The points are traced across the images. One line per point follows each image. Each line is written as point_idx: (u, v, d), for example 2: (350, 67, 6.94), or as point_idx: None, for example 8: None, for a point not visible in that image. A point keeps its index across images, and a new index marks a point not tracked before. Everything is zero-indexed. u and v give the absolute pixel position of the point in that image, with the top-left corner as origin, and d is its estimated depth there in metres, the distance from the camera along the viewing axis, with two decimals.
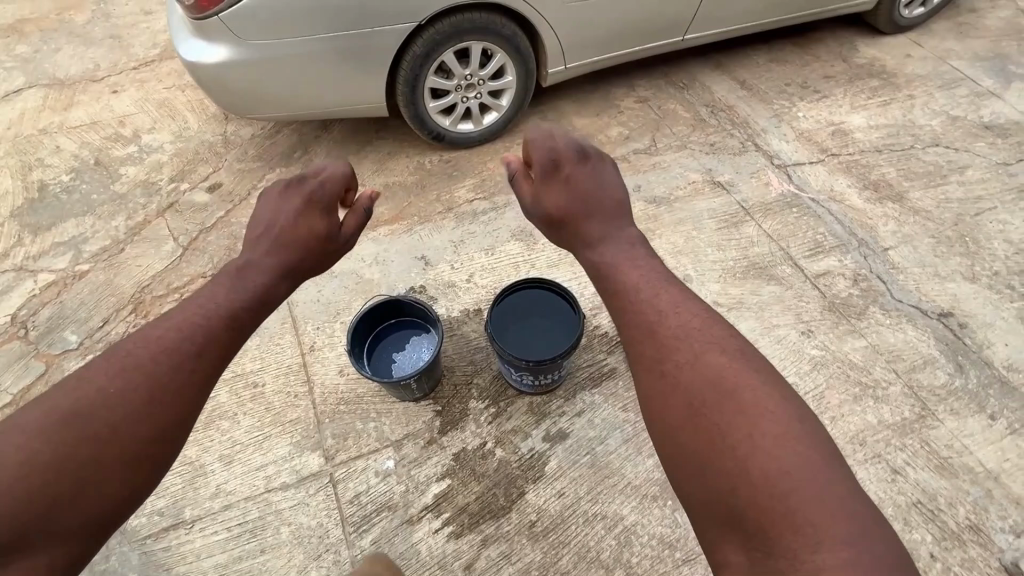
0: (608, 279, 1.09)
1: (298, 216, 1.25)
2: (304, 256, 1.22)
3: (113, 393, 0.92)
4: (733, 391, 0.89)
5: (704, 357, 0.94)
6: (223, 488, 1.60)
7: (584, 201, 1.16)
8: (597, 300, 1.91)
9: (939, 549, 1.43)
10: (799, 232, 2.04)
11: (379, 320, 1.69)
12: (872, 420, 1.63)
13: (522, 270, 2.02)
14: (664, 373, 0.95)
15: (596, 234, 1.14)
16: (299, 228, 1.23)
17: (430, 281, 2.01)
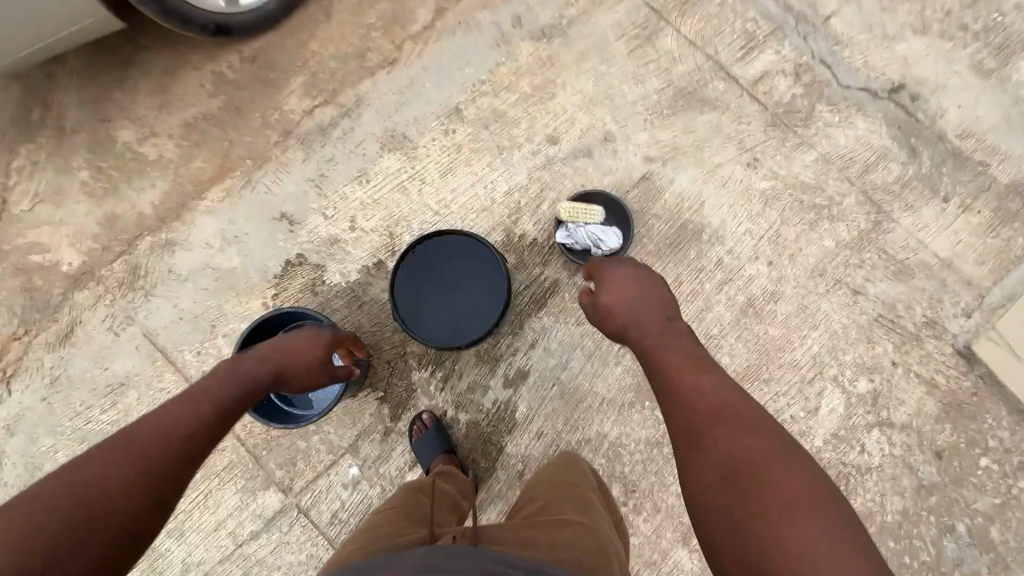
0: (652, 357, 1.07)
1: (316, 334, 1.27)
2: (295, 366, 1.21)
3: (115, 455, 0.83)
4: (765, 463, 0.83)
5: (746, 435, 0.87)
6: (191, 561, 1.44)
7: (631, 292, 1.19)
8: (513, 204, 1.57)
9: (899, 354, 1.46)
10: (726, 27, 1.61)
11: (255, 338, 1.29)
12: (830, 244, 1.51)
13: (412, 191, 1.59)
14: (700, 435, 0.90)
15: (637, 316, 1.15)
16: (303, 345, 1.23)
17: (307, 245, 1.58)
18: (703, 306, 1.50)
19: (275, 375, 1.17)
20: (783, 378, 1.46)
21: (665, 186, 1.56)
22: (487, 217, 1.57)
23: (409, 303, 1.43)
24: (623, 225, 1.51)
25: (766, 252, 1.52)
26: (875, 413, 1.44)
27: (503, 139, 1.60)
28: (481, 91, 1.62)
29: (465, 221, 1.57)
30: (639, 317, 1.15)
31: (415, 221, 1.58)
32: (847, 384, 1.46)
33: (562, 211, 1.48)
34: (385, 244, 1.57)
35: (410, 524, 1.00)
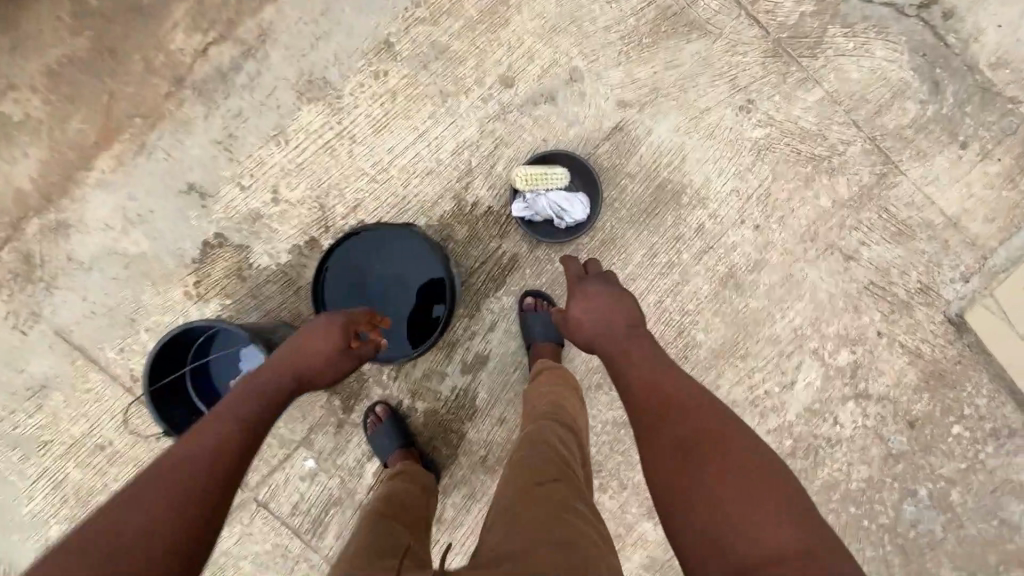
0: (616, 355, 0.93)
1: (327, 324, 1.03)
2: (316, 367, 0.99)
3: (137, 497, 0.70)
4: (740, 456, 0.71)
5: (725, 431, 0.75)
6: None
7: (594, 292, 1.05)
8: (463, 165, 1.33)
9: (886, 324, 1.36)
10: None
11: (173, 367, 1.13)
12: (825, 204, 1.33)
13: (342, 152, 1.33)
14: (666, 434, 0.77)
15: (601, 319, 0.98)
16: (316, 340, 1.01)
17: (225, 222, 1.35)
18: (679, 278, 1.35)
19: (295, 382, 0.97)
20: (760, 353, 1.36)
21: (642, 137, 1.32)
22: (434, 181, 1.34)
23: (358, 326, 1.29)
24: (590, 190, 1.30)
25: (753, 214, 1.33)
26: (852, 384, 1.37)
27: (447, 82, 1.32)
28: (418, 20, 1.31)
29: (407, 187, 1.34)
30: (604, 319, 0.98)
31: (348, 189, 1.34)
32: (827, 356, 1.37)
33: (517, 178, 1.26)
34: (316, 218, 1.35)
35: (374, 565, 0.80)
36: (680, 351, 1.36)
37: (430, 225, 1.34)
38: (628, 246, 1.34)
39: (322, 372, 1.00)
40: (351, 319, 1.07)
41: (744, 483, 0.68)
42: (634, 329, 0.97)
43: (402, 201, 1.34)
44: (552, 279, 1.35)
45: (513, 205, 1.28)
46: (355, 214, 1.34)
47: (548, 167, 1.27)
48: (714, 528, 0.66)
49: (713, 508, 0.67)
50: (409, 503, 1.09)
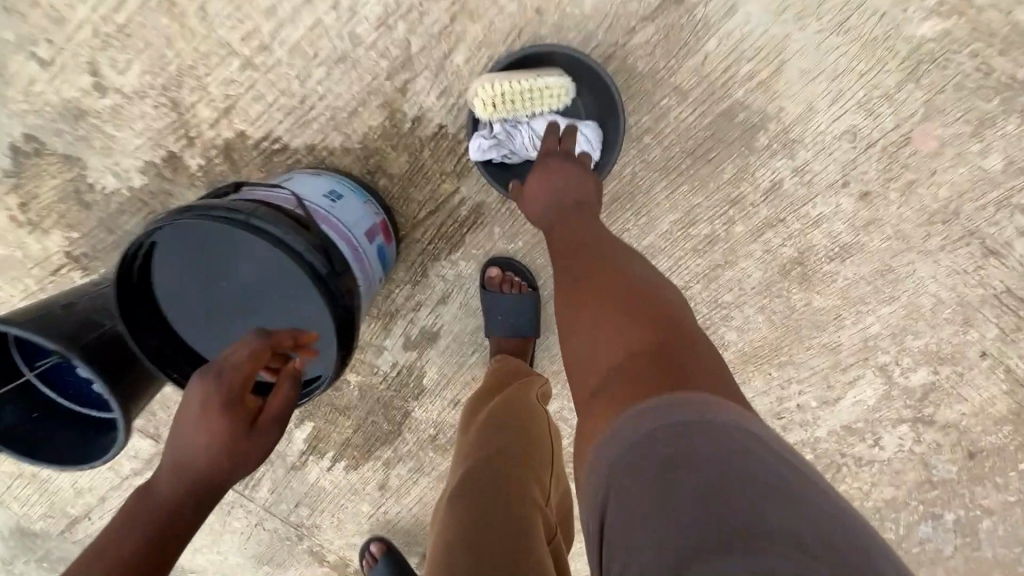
0: (556, 227, 0.69)
1: (199, 387, 0.56)
2: (207, 464, 0.55)
3: None
4: (639, 286, 0.60)
5: (610, 257, 0.63)
6: (82, 485, 1.32)
7: (566, 181, 0.71)
8: (397, 49, 0.79)
9: (1002, 344, 0.96)
10: None
11: None
12: (992, 166, 0.81)
13: (196, 11, 0.79)
14: (577, 274, 0.63)
15: (545, 185, 0.71)
16: (192, 427, 0.55)
17: (34, 117, 0.87)
18: (722, 261, 0.90)
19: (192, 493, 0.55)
20: (807, 362, 1.00)
21: (709, 24, 0.75)
22: (350, 75, 0.81)
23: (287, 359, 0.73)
24: (604, 112, 0.79)
25: (866, 174, 0.82)
26: (917, 408, 1.03)
27: None
28: None
29: (307, 83, 0.82)
30: (545, 199, 0.71)
31: (214, 78, 0.82)
32: (897, 374, 1.00)
33: (479, 96, 0.73)
34: (170, 123, 0.86)
35: None
36: None
37: (348, 148, 0.85)
38: (655, 207, 0.87)
39: (225, 465, 0.56)
40: (228, 356, 0.57)
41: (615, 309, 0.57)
42: (583, 205, 0.70)
43: (300, 106, 0.83)
44: (533, 243, 0.93)
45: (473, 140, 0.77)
46: (229, 122, 0.85)
47: (532, 75, 0.73)
48: (584, 363, 0.58)
49: (604, 326, 0.57)
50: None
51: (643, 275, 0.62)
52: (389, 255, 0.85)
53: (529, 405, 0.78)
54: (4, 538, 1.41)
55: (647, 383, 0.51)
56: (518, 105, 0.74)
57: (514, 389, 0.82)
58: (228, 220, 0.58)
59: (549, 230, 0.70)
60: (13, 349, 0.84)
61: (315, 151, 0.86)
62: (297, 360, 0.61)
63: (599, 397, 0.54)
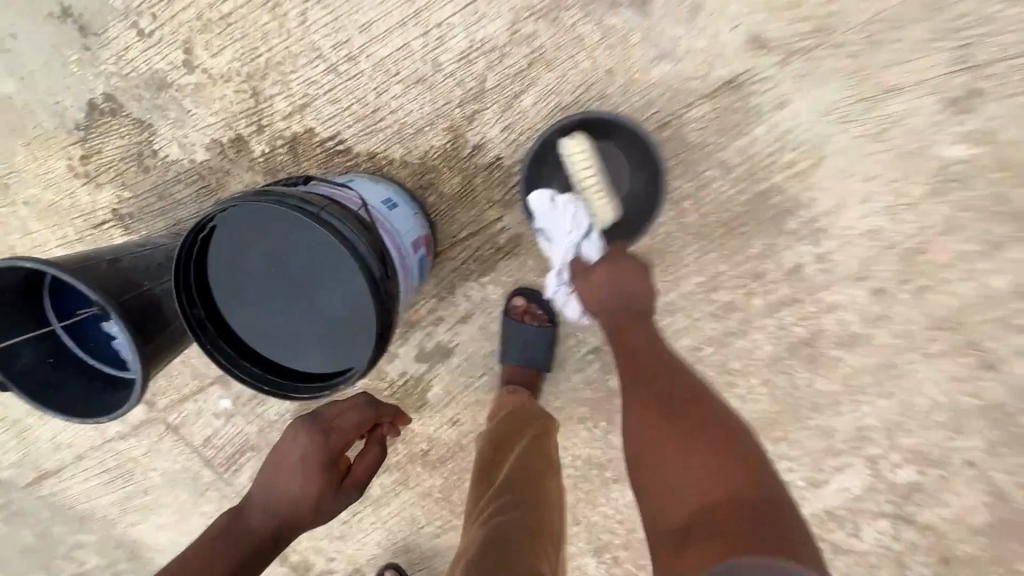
0: (632, 349, 0.70)
1: (308, 436, 0.74)
2: (298, 500, 0.71)
3: None
4: (708, 415, 0.60)
5: (680, 385, 0.64)
6: (61, 440, 1.30)
7: (631, 287, 0.75)
8: (472, 82, 0.85)
9: (987, 456, 0.99)
10: None
11: (22, 316, 0.84)
12: (1000, 286, 0.87)
13: (297, 14, 0.86)
14: (653, 397, 0.63)
15: (610, 285, 0.76)
16: (295, 472, 0.72)
17: (119, 80, 0.92)
18: (736, 328, 0.95)
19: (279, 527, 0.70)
20: (800, 441, 1.03)
21: (762, 112, 0.81)
22: (424, 96, 0.87)
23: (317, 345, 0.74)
24: (645, 168, 0.84)
25: (883, 272, 0.88)
26: (899, 505, 1.06)
27: None
28: None
29: (383, 96, 0.87)
30: (608, 292, 0.76)
31: (296, 76, 0.88)
32: (885, 468, 1.03)
33: (577, 140, 0.82)
34: (246, 108, 0.91)
35: None
36: None
37: (406, 162, 0.90)
38: (682, 268, 0.92)
39: (312, 512, 0.72)
40: (337, 418, 0.76)
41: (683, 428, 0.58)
42: (643, 312, 0.74)
43: (371, 116, 0.89)
44: None
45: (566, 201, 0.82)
46: (301, 117, 0.90)
47: (605, 191, 0.83)
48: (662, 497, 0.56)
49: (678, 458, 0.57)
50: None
51: (708, 401, 0.62)
52: (425, 267, 0.89)
53: (551, 452, 0.85)
54: None
55: (723, 525, 0.49)
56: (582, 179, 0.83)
57: (538, 427, 0.88)
58: (298, 210, 0.62)
59: (622, 347, 0.72)
60: (42, 286, 0.86)
61: (375, 159, 0.91)
62: (383, 430, 0.81)
63: (678, 529, 0.52)
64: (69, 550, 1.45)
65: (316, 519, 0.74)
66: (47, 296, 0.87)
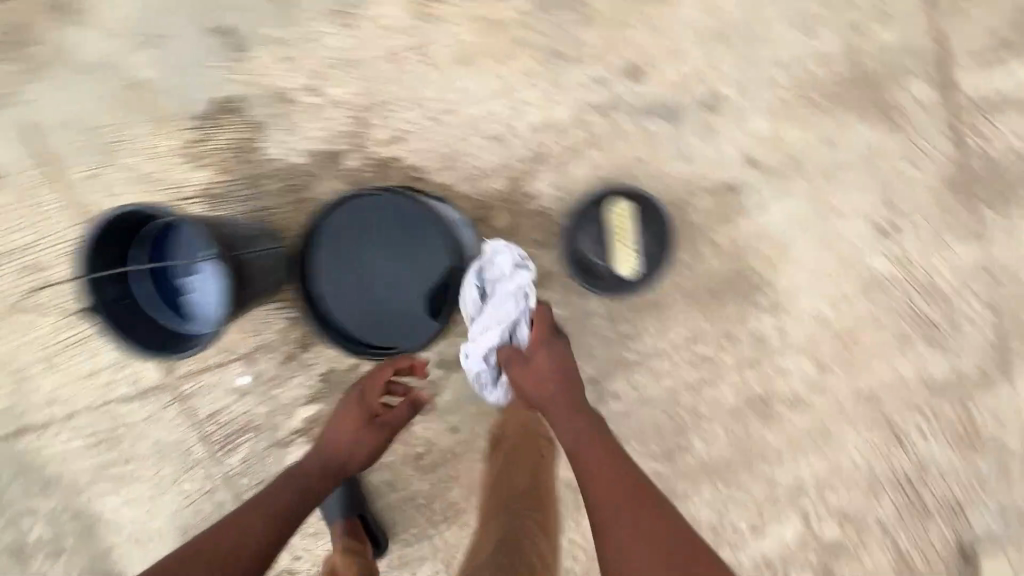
0: (609, 463, 0.84)
1: (351, 394, 1.05)
2: (346, 437, 0.99)
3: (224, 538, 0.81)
4: (680, 540, 0.76)
5: (649, 502, 0.80)
6: (58, 396, 1.32)
7: (568, 374, 0.95)
8: (536, 148, 1.09)
9: (895, 521, 1.19)
10: (960, 18, 1.04)
11: (120, 253, 0.98)
12: (905, 373, 1.13)
13: (410, 69, 1.08)
14: (633, 516, 0.78)
15: (550, 369, 0.95)
16: (344, 419, 1.01)
17: (248, 87, 1.12)
18: (707, 378, 1.17)
19: (332, 459, 0.98)
20: (747, 487, 1.21)
21: (749, 211, 1.08)
22: (496, 149, 1.10)
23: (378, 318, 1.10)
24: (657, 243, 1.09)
25: (822, 348, 1.13)
26: (825, 560, 1.22)
27: (561, 39, 1.04)
28: None
29: (464, 143, 1.10)
30: (551, 374, 0.94)
31: (398, 115, 1.10)
32: (814, 522, 1.21)
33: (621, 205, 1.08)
34: (349, 130, 1.12)
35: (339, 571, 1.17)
36: (668, 450, 1.21)
37: (470, 197, 1.12)
38: (672, 320, 1.15)
39: (354, 443, 0.99)
40: (376, 383, 1.05)
41: (637, 530, 0.76)
42: (598, 420, 0.91)
43: (450, 156, 1.11)
44: (573, 315, 1.16)
45: (529, 270, 1.03)
46: (394, 146, 1.12)
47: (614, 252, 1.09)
48: None
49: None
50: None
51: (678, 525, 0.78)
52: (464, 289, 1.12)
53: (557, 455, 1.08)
54: None
55: None
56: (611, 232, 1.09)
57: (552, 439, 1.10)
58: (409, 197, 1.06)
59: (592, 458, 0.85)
60: (146, 233, 1.00)
61: (445, 190, 1.12)
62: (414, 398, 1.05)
63: None
64: (16, 516, 1.41)
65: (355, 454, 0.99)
66: (144, 242, 1.01)
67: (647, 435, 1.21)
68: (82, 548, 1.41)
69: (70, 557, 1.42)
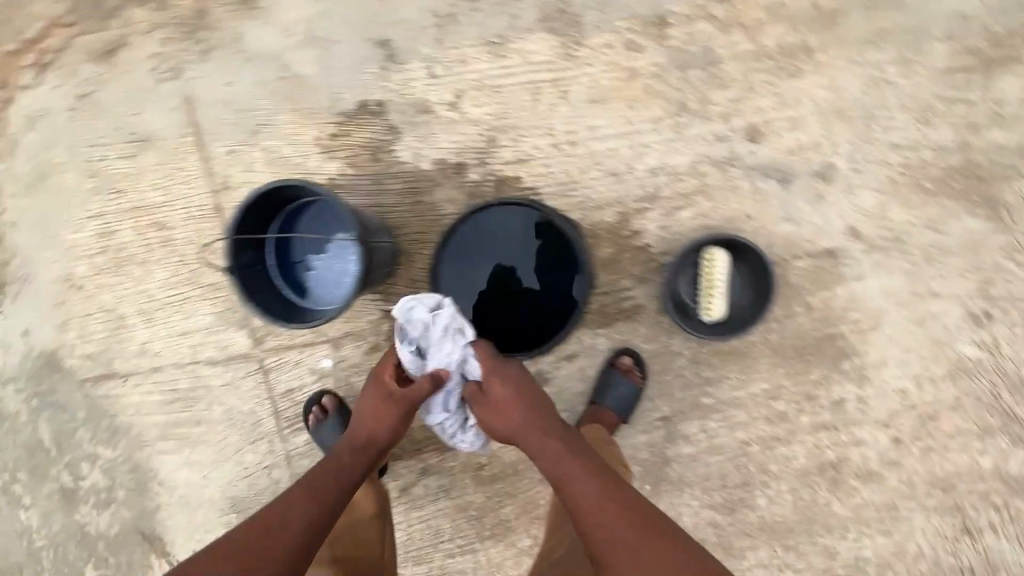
0: (588, 481, 0.85)
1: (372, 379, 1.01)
2: (369, 422, 0.97)
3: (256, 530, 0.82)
4: (672, 544, 0.79)
5: (638, 511, 0.82)
6: (149, 348, 1.39)
7: (536, 397, 0.95)
8: (650, 189, 1.16)
9: None
10: None
11: (262, 224, 1.05)
12: (982, 464, 1.14)
13: (546, 101, 1.17)
14: (625, 532, 0.80)
15: (513, 395, 0.94)
16: (367, 404, 0.99)
17: (394, 95, 1.23)
18: (782, 436, 1.18)
19: (357, 443, 0.96)
20: (806, 555, 1.20)
21: (847, 279, 1.12)
22: (612, 185, 1.17)
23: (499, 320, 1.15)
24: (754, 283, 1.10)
25: (902, 425, 1.14)
26: None
27: (692, 95, 1.13)
28: (711, 13, 1.10)
29: (582, 175, 1.18)
30: (526, 401, 0.94)
31: (527, 140, 1.19)
32: None
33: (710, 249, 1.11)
34: (478, 146, 1.21)
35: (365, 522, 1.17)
36: (730, 502, 1.21)
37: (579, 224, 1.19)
38: (755, 373, 1.17)
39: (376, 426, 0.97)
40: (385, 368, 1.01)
41: (639, 545, 0.78)
42: (573, 437, 0.92)
43: (568, 184, 1.19)
44: (657, 351, 1.20)
45: (449, 303, 1.02)
46: (516, 167, 1.20)
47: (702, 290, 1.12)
48: None
49: None
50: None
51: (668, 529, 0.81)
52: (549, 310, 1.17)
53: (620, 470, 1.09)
54: (34, 355, 1.43)
55: None
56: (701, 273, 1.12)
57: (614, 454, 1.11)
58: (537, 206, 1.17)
59: (577, 480, 0.86)
60: (284, 207, 1.07)
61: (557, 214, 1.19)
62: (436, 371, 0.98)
63: None
64: (77, 459, 1.45)
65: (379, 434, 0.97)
66: (281, 215, 1.08)
67: (712, 483, 1.21)
68: (132, 503, 1.44)
69: (119, 509, 1.45)
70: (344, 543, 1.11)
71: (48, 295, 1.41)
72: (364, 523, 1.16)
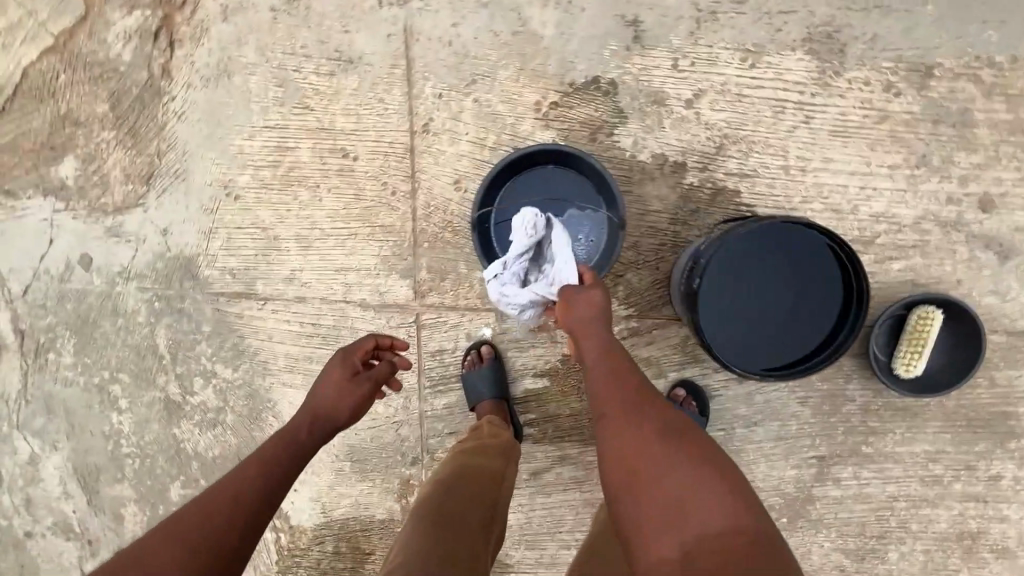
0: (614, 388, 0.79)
1: (340, 360, 1.00)
2: (330, 399, 0.94)
3: (229, 493, 0.76)
4: (690, 453, 0.67)
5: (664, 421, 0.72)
6: (298, 275, 1.32)
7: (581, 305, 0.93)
8: (870, 234, 1.15)
9: None
10: None
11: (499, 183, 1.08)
12: None
13: (786, 122, 1.16)
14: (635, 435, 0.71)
15: (585, 306, 0.91)
16: (329, 381, 0.97)
17: (630, 79, 1.19)
18: (931, 498, 1.20)
19: (310, 421, 0.91)
20: None
21: None
22: (833, 220, 1.16)
23: (745, 342, 1.01)
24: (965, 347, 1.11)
25: None
26: None
27: (936, 150, 1.13)
28: (978, 75, 1.11)
29: (805, 204, 1.16)
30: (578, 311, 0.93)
31: (756, 156, 1.17)
32: None
33: (926, 312, 1.10)
34: (704, 151, 1.18)
35: (488, 452, 1.11)
36: (865, 550, 1.23)
37: None
38: (922, 433, 1.19)
39: (340, 399, 0.94)
40: (356, 346, 1.02)
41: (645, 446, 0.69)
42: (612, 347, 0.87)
43: (787, 209, 1.17)
44: (831, 392, 1.20)
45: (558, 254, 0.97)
46: (738, 181, 1.18)
47: (910, 344, 1.12)
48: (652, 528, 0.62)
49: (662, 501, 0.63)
50: (450, 541, 0.87)
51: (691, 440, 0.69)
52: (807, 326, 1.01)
53: None
54: (171, 256, 1.36)
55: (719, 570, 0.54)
56: (912, 329, 1.11)
57: None
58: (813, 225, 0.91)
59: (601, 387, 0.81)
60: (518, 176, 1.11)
61: None
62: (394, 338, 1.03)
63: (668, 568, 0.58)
64: (190, 373, 1.38)
65: (341, 409, 0.94)
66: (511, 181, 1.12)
67: (850, 529, 1.23)
68: (239, 430, 1.38)
69: (224, 433, 1.38)
70: (466, 466, 1.06)
71: (199, 196, 1.33)
72: (482, 450, 1.11)
